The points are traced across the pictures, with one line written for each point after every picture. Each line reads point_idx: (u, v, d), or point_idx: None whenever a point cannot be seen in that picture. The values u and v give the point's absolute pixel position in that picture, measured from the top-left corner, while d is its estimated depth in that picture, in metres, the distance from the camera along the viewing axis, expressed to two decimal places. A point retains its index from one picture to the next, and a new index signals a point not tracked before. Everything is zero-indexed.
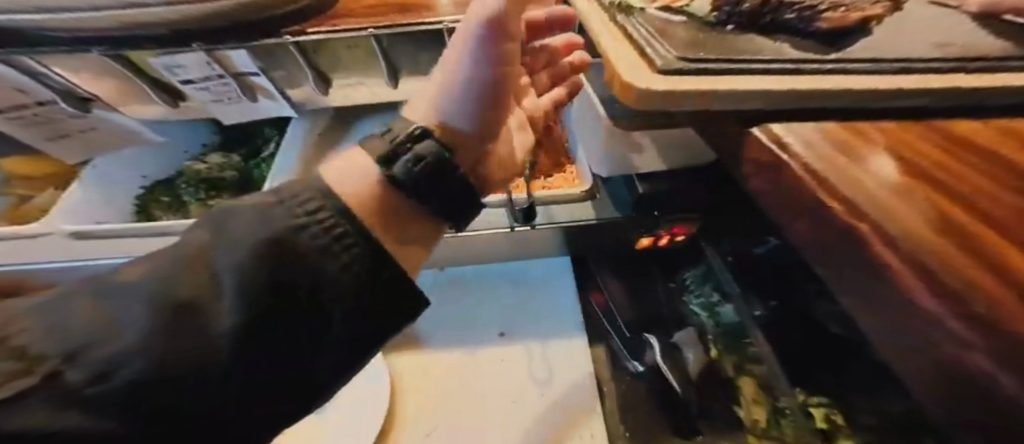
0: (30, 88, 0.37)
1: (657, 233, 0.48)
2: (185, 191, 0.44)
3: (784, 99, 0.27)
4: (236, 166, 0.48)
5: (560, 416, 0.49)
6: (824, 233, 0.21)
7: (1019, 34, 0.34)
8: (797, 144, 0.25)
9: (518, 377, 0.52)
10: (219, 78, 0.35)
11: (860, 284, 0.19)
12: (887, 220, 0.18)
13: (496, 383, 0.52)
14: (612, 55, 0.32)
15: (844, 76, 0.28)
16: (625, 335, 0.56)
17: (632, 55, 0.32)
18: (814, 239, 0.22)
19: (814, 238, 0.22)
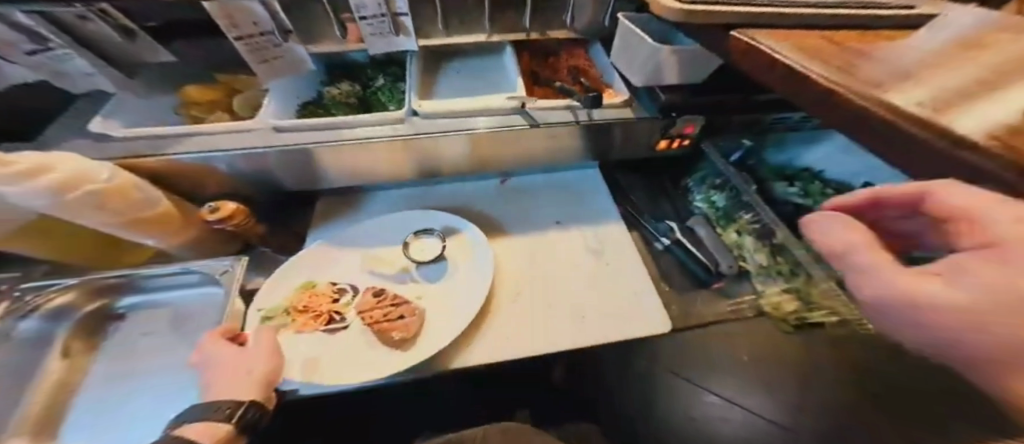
0: (265, 19, 0.46)
1: (671, 133, 0.65)
2: (332, 108, 0.59)
3: (767, 15, 0.42)
4: (358, 94, 0.62)
5: (620, 274, 0.65)
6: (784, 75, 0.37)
7: None
8: (774, 37, 0.41)
9: (574, 257, 0.67)
10: (381, 16, 0.51)
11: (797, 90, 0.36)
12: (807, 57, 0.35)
13: (559, 266, 0.65)
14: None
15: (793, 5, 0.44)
16: (652, 221, 0.72)
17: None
18: (773, 79, 0.39)
19: (775, 81, 0.39)
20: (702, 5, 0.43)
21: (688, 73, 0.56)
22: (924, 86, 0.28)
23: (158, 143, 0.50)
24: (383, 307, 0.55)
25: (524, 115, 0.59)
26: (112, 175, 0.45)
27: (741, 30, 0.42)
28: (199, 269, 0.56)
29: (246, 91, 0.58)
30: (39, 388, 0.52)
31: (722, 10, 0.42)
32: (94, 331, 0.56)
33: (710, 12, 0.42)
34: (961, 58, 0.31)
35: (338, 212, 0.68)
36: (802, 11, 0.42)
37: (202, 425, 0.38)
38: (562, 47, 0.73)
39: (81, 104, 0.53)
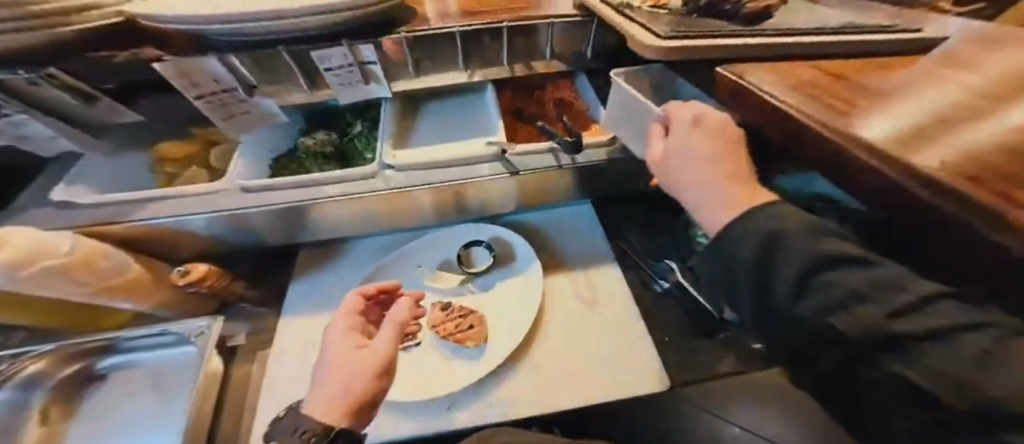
0: (225, 76, 0.44)
1: None
2: (306, 159, 0.57)
3: (755, 50, 0.38)
4: (335, 142, 0.60)
5: (613, 324, 0.59)
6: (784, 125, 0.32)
7: (901, 10, 0.48)
8: (771, 76, 0.36)
9: (566, 308, 0.62)
10: (349, 66, 0.48)
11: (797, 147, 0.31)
12: (808, 107, 0.30)
13: (551, 318, 0.60)
14: (633, 28, 0.43)
15: (795, 33, 0.39)
16: (650, 262, 0.66)
17: (639, 27, 0.43)
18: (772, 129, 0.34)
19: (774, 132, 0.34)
20: (684, 40, 0.39)
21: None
22: (954, 140, 0.22)
23: (123, 207, 0.48)
24: (455, 319, 0.57)
25: (504, 162, 0.57)
26: (72, 246, 0.41)
27: (727, 66, 0.38)
28: (176, 330, 0.54)
29: (222, 143, 0.56)
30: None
31: (702, 47, 0.38)
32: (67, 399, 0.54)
33: (687, 48, 0.38)
34: (988, 100, 0.26)
35: (318, 261, 0.66)
36: (803, 43, 0.38)
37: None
38: (549, 79, 0.70)
39: (54, 167, 0.51)
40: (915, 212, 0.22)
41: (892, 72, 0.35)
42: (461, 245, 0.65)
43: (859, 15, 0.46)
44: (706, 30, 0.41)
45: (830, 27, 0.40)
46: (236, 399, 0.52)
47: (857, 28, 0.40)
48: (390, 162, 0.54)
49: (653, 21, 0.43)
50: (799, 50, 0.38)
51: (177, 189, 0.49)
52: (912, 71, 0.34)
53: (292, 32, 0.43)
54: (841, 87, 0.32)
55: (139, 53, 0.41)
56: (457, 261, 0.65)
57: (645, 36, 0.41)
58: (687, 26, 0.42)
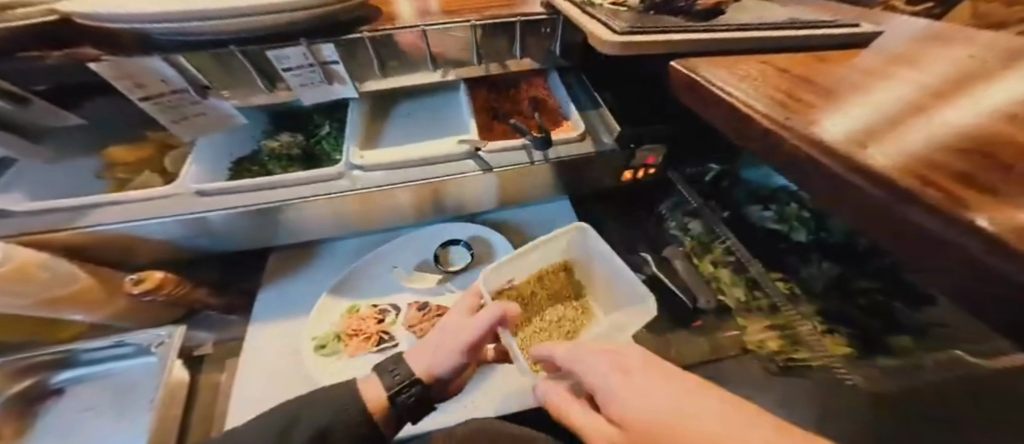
0: (174, 77, 0.42)
1: (634, 165, 0.61)
2: (270, 162, 0.55)
3: (704, 45, 0.40)
4: (301, 144, 0.59)
5: None
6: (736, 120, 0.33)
7: (848, 9, 0.51)
8: (722, 69, 0.38)
9: None
10: (309, 66, 0.47)
11: (747, 140, 0.32)
12: (756, 101, 0.31)
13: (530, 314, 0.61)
14: (591, 25, 0.44)
15: (746, 28, 0.41)
16: (626, 254, 0.68)
17: (596, 23, 0.44)
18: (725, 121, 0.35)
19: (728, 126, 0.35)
20: (641, 34, 0.40)
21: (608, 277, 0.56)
22: (883, 134, 0.24)
23: (70, 213, 0.45)
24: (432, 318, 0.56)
25: (477, 159, 0.57)
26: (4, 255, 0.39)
27: (680, 61, 0.39)
28: (134, 343, 0.51)
29: (180, 147, 0.54)
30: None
31: (653, 42, 0.39)
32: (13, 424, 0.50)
33: (638, 43, 0.39)
34: (911, 96, 0.28)
35: (289, 267, 0.64)
36: (754, 40, 0.39)
37: (381, 392, 0.40)
38: (520, 78, 0.71)
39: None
40: (850, 196, 0.23)
41: (833, 67, 0.37)
42: (439, 245, 0.65)
43: (809, 14, 0.49)
44: (660, 25, 0.42)
45: (780, 24, 0.42)
46: (204, 414, 0.49)
47: (805, 24, 0.42)
48: (358, 162, 0.53)
49: (611, 18, 0.44)
50: (751, 46, 0.40)
51: (131, 194, 0.47)
52: (850, 68, 0.36)
53: (247, 31, 0.41)
54: (786, 83, 0.34)
55: (71, 51, 0.38)
56: (435, 260, 0.64)
57: (601, 30, 0.42)
58: (644, 22, 0.43)
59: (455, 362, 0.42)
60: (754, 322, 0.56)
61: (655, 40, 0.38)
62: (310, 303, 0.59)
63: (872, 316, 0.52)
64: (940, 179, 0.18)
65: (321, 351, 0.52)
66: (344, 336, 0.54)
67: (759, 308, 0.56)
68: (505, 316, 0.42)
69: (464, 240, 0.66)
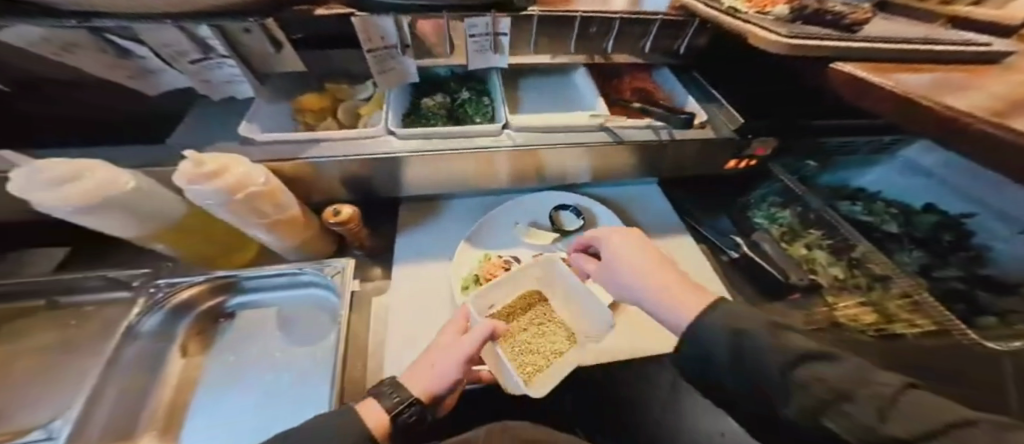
0: (392, 34, 0.49)
1: (744, 154, 0.66)
2: (433, 118, 0.63)
3: (871, 50, 0.42)
4: (447, 106, 0.66)
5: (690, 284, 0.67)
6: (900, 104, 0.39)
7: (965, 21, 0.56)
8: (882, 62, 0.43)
9: None
10: (488, 35, 0.55)
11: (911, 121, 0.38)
12: (926, 88, 0.37)
13: None
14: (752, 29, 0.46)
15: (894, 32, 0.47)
16: (717, 233, 0.74)
17: (753, 26, 0.47)
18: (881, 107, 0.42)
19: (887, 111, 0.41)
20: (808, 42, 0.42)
21: (573, 295, 0.55)
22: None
23: (284, 146, 0.52)
24: (556, 269, 0.62)
25: (608, 131, 0.63)
26: (267, 178, 0.42)
27: (841, 63, 0.42)
28: (312, 270, 0.57)
29: (347, 100, 0.61)
30: (158, 392, 0.51)
31: (825, 45, 0.42)
32: (194, 336, 0.56)
33: (811, 47, 0.42)
34: None
35: (417, 217, 0.71)
36: (904, 39, 0.45)
37: (381, 409, 0.37)
38: (628, 70, 0.77)
39: (212, 108, 0.55)
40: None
41: (975, 65, 0.43)
42: (551, 209, 0.73)
43: (933, 22, 0.54)
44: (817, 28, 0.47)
45: (917, 29, 0.48)
46: (363, 338, 0.55)
47: (940, 32, 0.48)
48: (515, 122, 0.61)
49: (764, 22, 0.47)
50: (903, 57, 0.43)
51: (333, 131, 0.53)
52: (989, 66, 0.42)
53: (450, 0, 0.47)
54: (942, 76, 0.40)
55: (301, 8, 0.42)
56: (548, 221, 0.71)
57: (769, 34, 0.43)
58: (802, 30, 0.45)
59: (453, 378, 0.41)
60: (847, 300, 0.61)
61: (829, 45, 0.41)
62: (443, 252, 0.67)
63: (964, 301, 0.57)
64: None
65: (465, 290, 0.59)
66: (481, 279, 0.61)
67: (856, 286, 0.60)
68: (494, 330, 0.45)
69: (574, 206, 0.73)
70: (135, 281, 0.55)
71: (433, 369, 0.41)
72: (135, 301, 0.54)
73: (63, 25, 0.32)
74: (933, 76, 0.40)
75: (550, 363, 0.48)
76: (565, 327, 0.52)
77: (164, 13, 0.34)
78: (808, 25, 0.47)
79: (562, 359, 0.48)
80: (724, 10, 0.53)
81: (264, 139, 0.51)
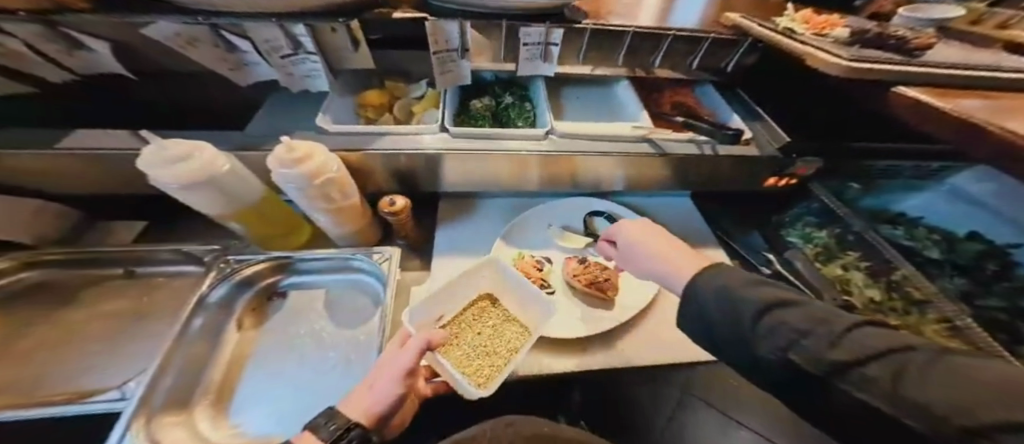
0: (455, 38, 0.53)
1: (784, 172, 0.67)
2: (480, 120, 0.66)
3: (931, 78, 0.43)
4: (494, 109, 0.69)
5: None
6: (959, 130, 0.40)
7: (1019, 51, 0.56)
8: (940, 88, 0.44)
9: None
10: (541, 44, 0.58)
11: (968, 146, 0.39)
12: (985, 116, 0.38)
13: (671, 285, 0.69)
14: (808, 50, 0.47)
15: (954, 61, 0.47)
16: (750, 249, 0.74)
17: (810, 48, 0.48)
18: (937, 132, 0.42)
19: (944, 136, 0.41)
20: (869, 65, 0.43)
21: (525, 299, 0.58)
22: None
23: (350, 138, 0.55)
24: (589, 270, 0.65)
25: (651, 143, 0.65)
26: (340, 168, 0.45)
27: (901, 88, 0.43)
28: (364, 257, 0.60)
29: (403, 99, 0.64)
30: (217, 358, 0.54)
31: (886, 70, 0.43)
32: (250, 311, 0.60)
33: (871, 71, 0.43)
34: None
35: (456, 214, 0.74)
36: (963, 66, 0.45)
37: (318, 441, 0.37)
38: (667, 85, 0.80)
39: (286, 100, 0.59)
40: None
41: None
42: (586, 214, 0.75)
43: (987, 50, 0.54)
44: (879, 51, 0.47)
45: (973, 57, 0.49)
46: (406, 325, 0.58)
47: (998, 60, 0.48)
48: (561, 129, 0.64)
49: (821, 45, 0.49)
50: (963, 83, 0.43)
51: (395, 126, 0.57)
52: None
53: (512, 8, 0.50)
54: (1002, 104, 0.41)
55: (380, 11, 0.46)
56: (583, 226, 0.73)
57: (827, 56, 0.45)
58: (860, 52, 0.46)
59: (393, 393, 0.42)
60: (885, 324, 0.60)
61: (890, 70, 0.42)
62: (480, 248, 0.69)
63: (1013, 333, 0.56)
64: None
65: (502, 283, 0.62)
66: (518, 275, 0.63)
67: (895, 310, 0.60)
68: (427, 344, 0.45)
69: (608, 213, 0.74)
70: (206, 256, 0.60)
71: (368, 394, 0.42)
72: (205, 273, 0.58)
73: (191, 19, 0.37)
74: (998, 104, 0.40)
75: (507, 361, 0.51)
76: (518, 324, 0.56)
77: (273, 11, 0.39)
78: (867, 48, 0.47)
79: (517, 354, 0.51)
80: (777, 32, 0.54)
81: (333, 130, 0.54)
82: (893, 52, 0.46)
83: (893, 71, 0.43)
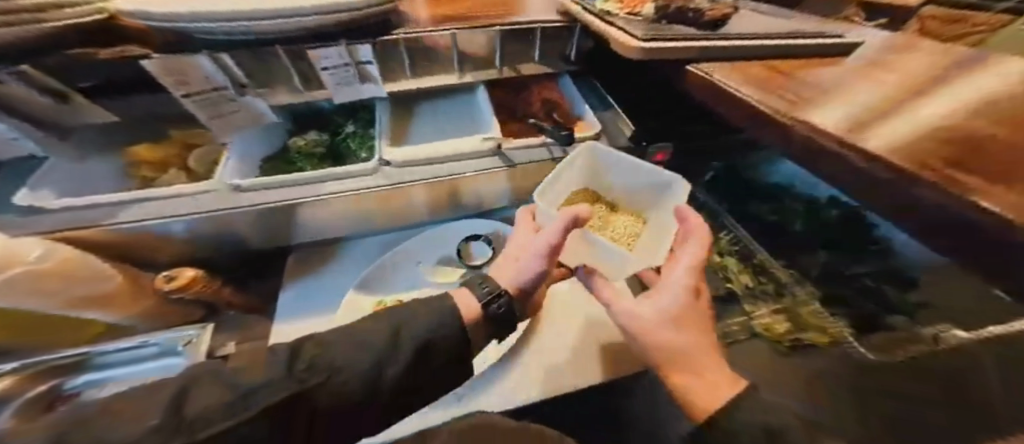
0: (215, 74, 0.43)
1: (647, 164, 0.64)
2: (297, 158, 0.56)
3: (721, 49, 0.43)
4: (325, 142, 0.60)
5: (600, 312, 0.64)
6: (749, 118, 0.37)
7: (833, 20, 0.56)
8: (740, 70, 0.41)
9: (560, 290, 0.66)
10: (345, 65, 0.48)
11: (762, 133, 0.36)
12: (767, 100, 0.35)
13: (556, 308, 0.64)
14: (612, 34, 0.47)
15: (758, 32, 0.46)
16: None
17: (615, 31, 0.48)
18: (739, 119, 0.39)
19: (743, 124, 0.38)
20: (659, 50, 0.42)
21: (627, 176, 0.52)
22: (877, 119, 0.28)
23: (101, 210, 0.45)
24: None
25: (501, 156, 0.59)
26: (44, 253, 0.41)
27: (696, 65, 0.43)
28: (152, 345, 0.49)
29: (204, 145, 0.54)
30: None
31: (675, 48, 0.42)
32: None
33: (662, 50, 0.42)
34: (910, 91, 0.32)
35: (309, 264, 0.64)
36: (765, 41, 0.43)
37: (473, 301, 0.39)
38: (535, 82, 0.73)
39: (26, 170, 0.48)
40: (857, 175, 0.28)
41: (828, 68, 0.41)
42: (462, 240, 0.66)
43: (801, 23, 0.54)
44: (680, 29, 0.47)
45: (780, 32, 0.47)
46: None
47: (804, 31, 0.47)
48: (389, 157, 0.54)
49: (628, 25, 0.48)
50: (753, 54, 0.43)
51: (161, 188, 0.46)
52: (836, 68, 0.41)
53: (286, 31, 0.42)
54: (788, 84, 0.38)
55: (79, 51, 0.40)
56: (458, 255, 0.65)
57: (624, 38, 0.45)
58: (659, 31, 0.46)
59: (541, 267, 0.41)
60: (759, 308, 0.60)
61: (678, 47, 0.42)
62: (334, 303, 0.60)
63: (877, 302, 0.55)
64: (984, 172, 0.20)
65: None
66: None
67: (766, 294, 0.60)
68: (577, 217, 0.39)
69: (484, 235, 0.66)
70: None
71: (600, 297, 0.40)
72: None
73: None
74: (785, 87, 0.37)
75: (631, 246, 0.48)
76: (627, 209, 0.52)
77: None
78: (669, 26, 0.47)
79: (640, 239, 0.48)
80: (598, 15, 0.53)
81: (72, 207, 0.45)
82: (693, 29, 0.46)
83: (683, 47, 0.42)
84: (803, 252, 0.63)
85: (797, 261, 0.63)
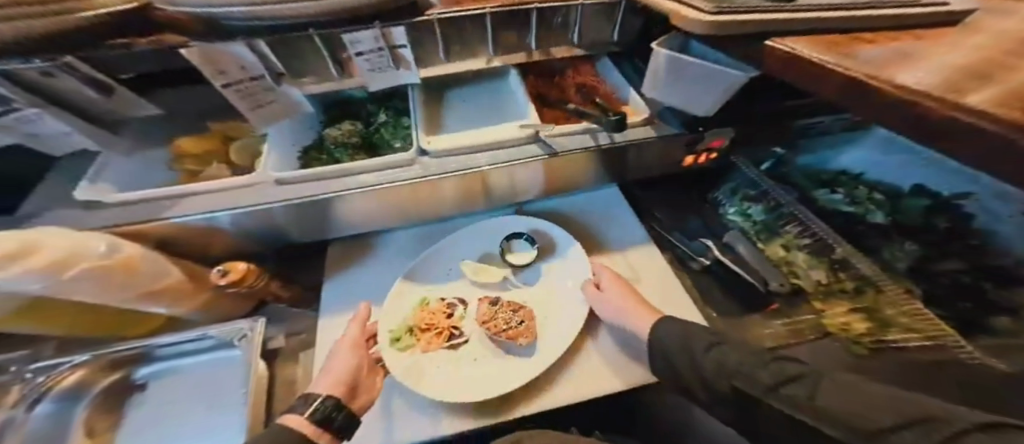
0: (253, 63, 0.42)
1: (700, 149, 0.60)
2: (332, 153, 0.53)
3: (808, 20, 0.37)
4: (360, 131, 0.56)
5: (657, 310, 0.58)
6: (846, 89, 0.32)
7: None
8: (834, 42, 0.35)
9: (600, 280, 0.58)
10: (379, 50, 0.46)
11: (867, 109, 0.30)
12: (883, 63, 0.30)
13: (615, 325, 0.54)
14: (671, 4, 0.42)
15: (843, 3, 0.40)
16: (686, 240, 0.66)
17: (675, 5, 0.43)
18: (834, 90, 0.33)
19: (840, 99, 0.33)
20: (739, 13, 0.37)
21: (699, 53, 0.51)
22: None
23: (156, 205, 0.44)
24: (502, 313, 0.54)
25: (540, 143, 0.54)
26: (110, 247, 0.38)
27: (776, 40, 0.37)
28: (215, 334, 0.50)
29: (241, 138, 0.53)
30: None
31: (753, 19, 0.37)
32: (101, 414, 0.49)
33: (738, 21, 0.37)
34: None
35: (350, 255, 0.63)
36: (857, 6, 0.38)
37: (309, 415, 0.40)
38: (570, 64, 0.68)
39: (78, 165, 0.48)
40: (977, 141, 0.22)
41: (939, 32, 0.36)
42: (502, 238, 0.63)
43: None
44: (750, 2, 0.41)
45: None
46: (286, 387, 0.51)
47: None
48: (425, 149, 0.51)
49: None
50: (848, 25, 0.37)
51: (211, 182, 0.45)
52: (948, 32, 0.35)
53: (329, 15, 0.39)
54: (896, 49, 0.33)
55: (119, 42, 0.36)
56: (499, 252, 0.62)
57: (689, 11, 0.40)
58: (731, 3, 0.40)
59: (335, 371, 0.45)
60: (834, 308, 0.53)
61: (757, 18, 0.36)
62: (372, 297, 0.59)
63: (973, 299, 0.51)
64: None
65: (398, 342, 0.51)
66: (415, 328, 0.53)
67: (844, 290, 0.54)
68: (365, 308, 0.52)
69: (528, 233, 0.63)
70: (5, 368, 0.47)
71: (602, 293, 0.53)
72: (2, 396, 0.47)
73: None
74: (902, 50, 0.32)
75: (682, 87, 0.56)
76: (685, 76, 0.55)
77: None
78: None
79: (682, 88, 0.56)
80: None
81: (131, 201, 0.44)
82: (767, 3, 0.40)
83: (762, 21, 0.36)
84: (882, 245, 0.58)
85: (875, 256, 0.57)
